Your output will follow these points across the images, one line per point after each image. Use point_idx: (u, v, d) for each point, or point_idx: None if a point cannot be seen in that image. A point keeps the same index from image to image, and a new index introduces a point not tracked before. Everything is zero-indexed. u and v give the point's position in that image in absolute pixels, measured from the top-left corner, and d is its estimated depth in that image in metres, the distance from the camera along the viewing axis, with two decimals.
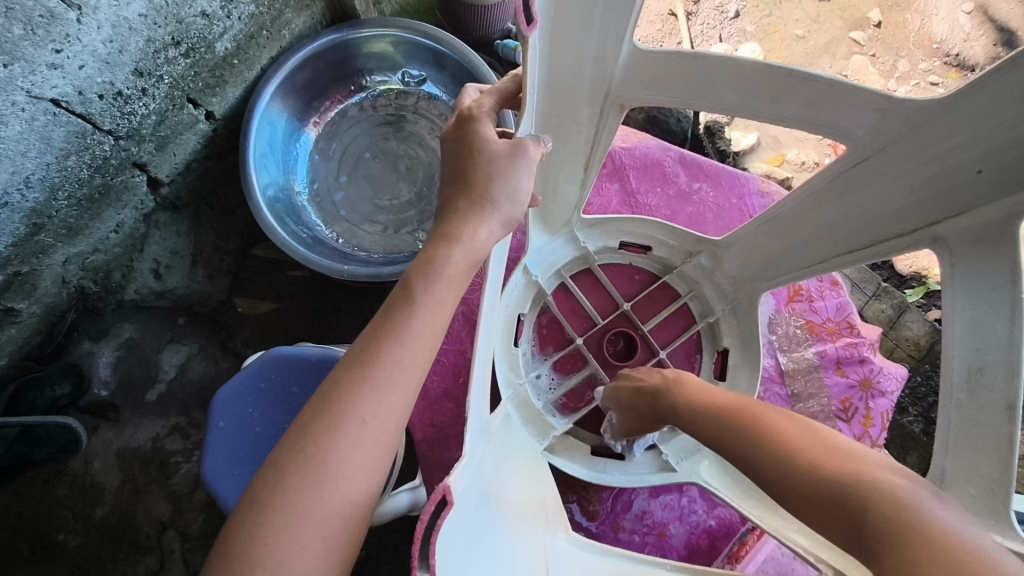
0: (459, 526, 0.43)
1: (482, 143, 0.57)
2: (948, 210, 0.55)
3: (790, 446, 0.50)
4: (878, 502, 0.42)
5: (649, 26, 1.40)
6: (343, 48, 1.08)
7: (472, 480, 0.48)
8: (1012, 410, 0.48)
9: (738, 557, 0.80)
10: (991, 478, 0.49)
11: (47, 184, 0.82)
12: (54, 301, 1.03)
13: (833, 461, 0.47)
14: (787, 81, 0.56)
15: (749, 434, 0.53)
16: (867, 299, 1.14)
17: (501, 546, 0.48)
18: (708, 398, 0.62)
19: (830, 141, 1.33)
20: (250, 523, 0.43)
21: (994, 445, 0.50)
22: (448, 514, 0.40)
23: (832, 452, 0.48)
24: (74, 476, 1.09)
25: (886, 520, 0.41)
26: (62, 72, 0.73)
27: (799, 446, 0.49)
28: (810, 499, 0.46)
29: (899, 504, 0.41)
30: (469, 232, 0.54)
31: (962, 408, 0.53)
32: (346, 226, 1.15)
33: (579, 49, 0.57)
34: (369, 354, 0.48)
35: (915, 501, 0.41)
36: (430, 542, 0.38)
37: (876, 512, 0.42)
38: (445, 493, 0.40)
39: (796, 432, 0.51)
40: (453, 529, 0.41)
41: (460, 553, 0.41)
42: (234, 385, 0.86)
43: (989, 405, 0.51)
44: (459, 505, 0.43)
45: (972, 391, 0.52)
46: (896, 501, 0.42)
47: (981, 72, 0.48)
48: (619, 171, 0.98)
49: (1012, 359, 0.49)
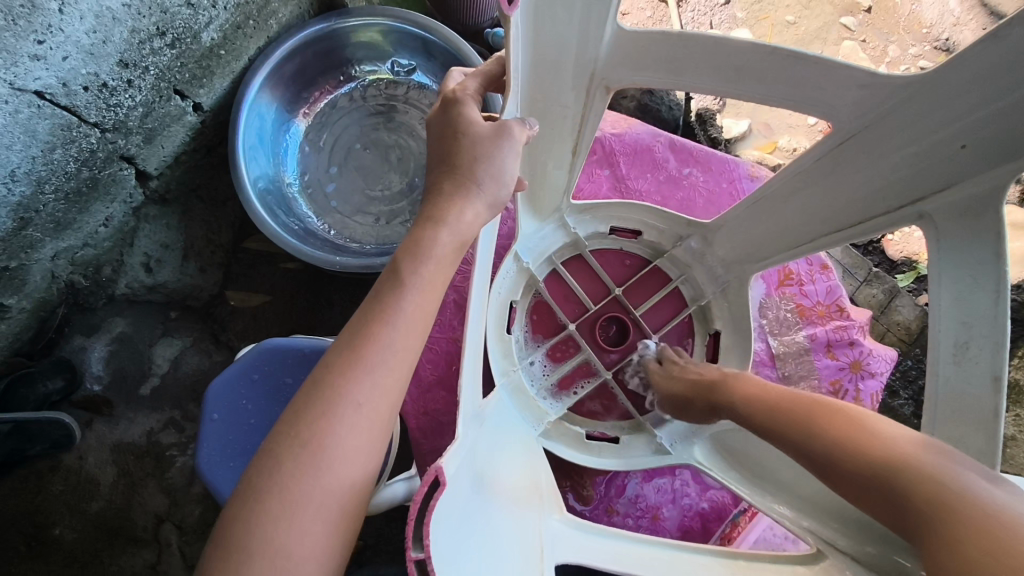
0: (454, 505, 0.43)
1: (467, 126, 0.57)
2: (933, 186, 0.55)
3: (832, 434, 0.49)
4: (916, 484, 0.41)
5: (639, 13, 1.39)
6: (332, 37, 1.07)
7: (465, 463, 0.49)
8: (997, 380, 0.49)
9: (730, 538, 0.81)
10: (978, 449, 0.50)
11: (33, 177, 0.82)
12: (44, 296, 1.03)
13: (873, 446, 0.46)
14: (773, 60, 0.55)
15: (799, 428, 0.53)
16: (858, 284, 1.15)
17: (495, 529, 0.48)
18: (767, 390, 0.61)
19: (824, 125, 1.33)
20: (248, 510, 0.42)
21: (980, 416, 0.50)
22: (440, 494, 0.40)
23: (872, 436, 0.46)
24: (69, 471, 1.09)
25: (927, 503, 0.40)
26: (45, 63, 0.72)
27: (836, 438, 0.49)
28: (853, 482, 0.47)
29: (934, 482, 0.40)
30: (456, 214, 0.54)
31: (948, 381, 0.53)
32: (337, 217, 1.14)
33: (562, 30, 0.57)
34: (360, 338, 0.48)
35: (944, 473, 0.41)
36: (424, 523, 0.38)
37: (919, 494, 0.41)
38: (437, 474, 0.40)
39: (840, 414, 0.50)
40: (446, 509, 0.41)
41: (454, 531, 0.42)
42: (225, 377, 0.86)
43: (976, 377, 0.51)
44: (453, 485, 0.44)
45: (958, 364, 0.52)
46: (934, 482, 0.40)
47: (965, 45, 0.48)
48: (608, 157, 0.98)
49: (997, 333, 0.50)
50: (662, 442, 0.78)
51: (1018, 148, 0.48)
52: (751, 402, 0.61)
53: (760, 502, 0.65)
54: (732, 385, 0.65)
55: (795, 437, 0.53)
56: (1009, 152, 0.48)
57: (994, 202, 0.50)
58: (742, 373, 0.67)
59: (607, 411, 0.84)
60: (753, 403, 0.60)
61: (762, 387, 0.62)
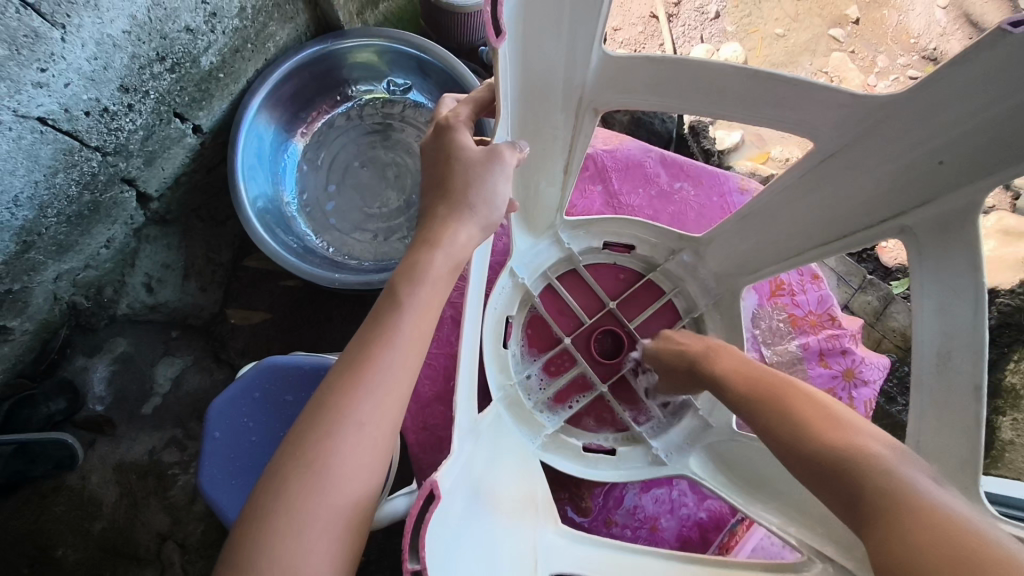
0: (449, 517, 0.44)
1: (459, 150, 0.58)
2: (914, 201, 0.57)
3: (797, 416, 0.52)
4: (868, 474, 0.43)
5: (631, 29, 1.42)
6: (327, 59, 1.09)
7: (461, 478, 0.50)
8: (978, 390, 0.51)
9: (728, 548, 0.81)
10: (961, 457, 0.52)
11: (36, 202, 0.83)
12: (47, 317, 1.04)
13: (833, 433, 0.48)
14: (755, 82, 0.57)
15: (768, 407, 0.56)
16: (853, 291, 1.17)
17: (491, 541, 0.49)
18: (751, 367, 0.63)
19: (809, 146, 1.36)
20: (253, 531, 0.43)
21: (963, 426, 0.52)
22: (436, 506, 0.41)
23: (837, 424, 0.49)
24: (71, 491, 1.09)
25: (876, 490, 0.42)
26: (48, 90, 0.74)
27: (802, 421, 0.51)
28: (817, 469, 0.47)
29: (887, 476, 0.42)
30: (450, 237, 0.56)
31: (933, 392, 0.55)
32: (336, 234, 1.16)
33: (551, 55, 0.59)
34: (359, 358, 0.50)
35: (896, 469, 0.43)
36: (419, 534, 0.40)
37: (868, 483, 0.43)
38: (433, 487, 0.42)
39: (809, 403, 0.53)
40: (441, 520, 0.42)
41: (450, 543, 0.43)
42: (228, 395, 0.87)
43: (956, 389, 0.53)
44: (448, 500, 0.45)
45: (941, 375, 0.54)
46: (882, 474, 0.43)
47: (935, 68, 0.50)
48: (600, 173, 1.00)
49: (976, 342, 0.51)
50: (657, 454, 0.79)
51: (992, 164, 0.50)
52: (731, 375, 0.63)
53: (751, 509, 0.66)
54: (717, 361, 0.67)
55: (762, 412, 0.56)
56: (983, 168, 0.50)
57: (969, 217, 0.52)
58: (727, 348, 0.69)
59: (600, 425, 0.84)
60: (734, 376, 0.63)
61: (747, 364, 0.64)
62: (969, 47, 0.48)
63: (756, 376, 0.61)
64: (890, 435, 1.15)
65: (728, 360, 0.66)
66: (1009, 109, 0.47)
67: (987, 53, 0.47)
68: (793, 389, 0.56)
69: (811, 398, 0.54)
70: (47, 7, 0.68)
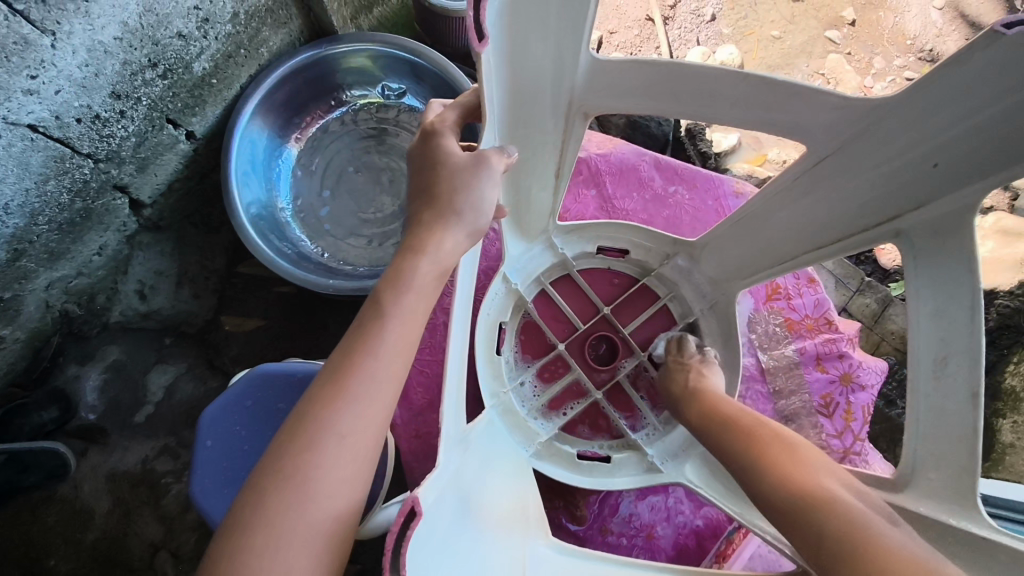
0: (434, 532, 0.43)
1: (446, 156, 0.58)
2: (908, 204, 0.56)
3: (765, 457, 0.52)
4: (832, 519, 0.44)
5: (627, 32, 1.42)
6: (320, 64, 1.08)
7: (448, 487, 0.49)
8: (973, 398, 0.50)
9: (725, 556, 0.79)
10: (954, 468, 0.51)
11: (26, 210, 0.83)
12: (38, 326, 1.02)
13: (798, 476, 0.49)
14: (748, 86, 0.56)
15: (740, 446, 0.56)
16: (851, 294, 1.16)
17: (480, 552, 0.49)
18: (724, 406, 0.64)
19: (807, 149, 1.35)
20: (233, 545, 0.42)
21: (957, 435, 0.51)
22: (416, 523, 0.40)
23: (802, 467, 0.49)
24: (63, 502, 1.08)
25: (839, 537, 0.42)
26: (38, 97, 0.74)
27: (770, 462, 0.52)
28: (784, 513, 0.47)
29: (850, 521, 0.43)
30: (436, 244, 0.55)
31: None
32: (331, 240, 1.15)
33: (540, 59, 0.59)
34: (343, 367, 0.49)
35: (858, 514, 0.43)
36: (399, 554, 0.38)
37: (831, 529, 0.43)
38: (413, 504, 0.40)
39: (776, 443, 0.54)
40: (424, 537, 0.41)
41: (435, 558, 0.42)
42: (220, 404, 0.86)
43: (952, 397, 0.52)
44: (432, 512, 0.44)
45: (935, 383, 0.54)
46: (844, 520, 0.43)
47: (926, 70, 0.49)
48: (594, 177, 0.99)
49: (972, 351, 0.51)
50: (653, 461, 0.78)
51: (988, 166, 0.49)
52: (706, 412, 0.65)
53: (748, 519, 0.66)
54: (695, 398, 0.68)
55: (732, 455, 0.56)
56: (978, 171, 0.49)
57: (966, 220, 0.51)
58: (705, 383, 0.70)
59: (595, 432, 0.84)
60: (709, 416, 0.64)
61: (722, 403, 0.65)
62: (960, 50, 0.47)
63: (729, 415, 0.62)
64: (889, 439, 1.14)
65: (707, 394, 0.68)
66: (1000, 112, 0.47)
67: (978, 56, 0.46)
68: (762, 428, 0.57)
69: (778, 438, 0.55)
70: (37, 14, 0.67)
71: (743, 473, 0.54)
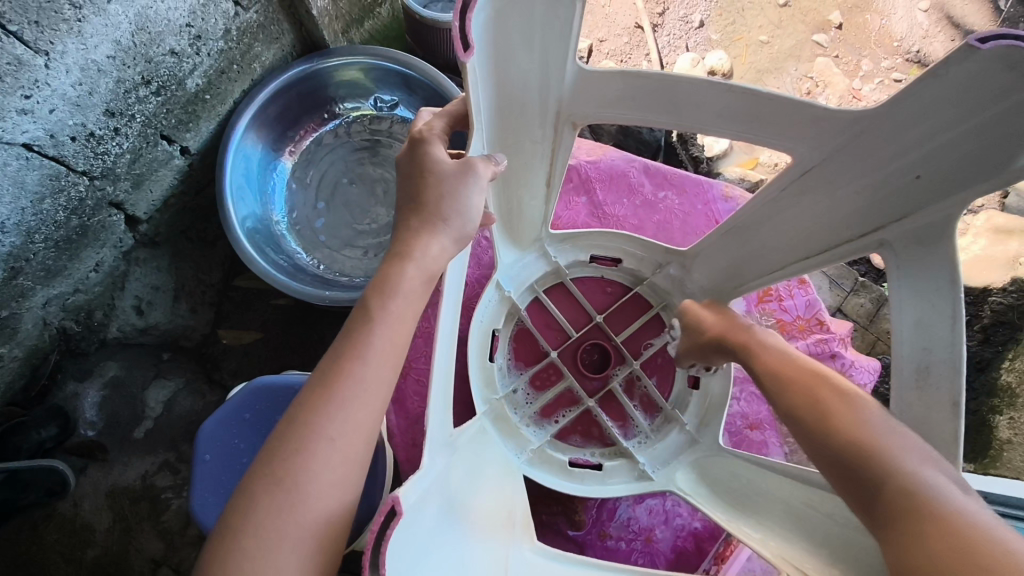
0: (414, 534, 0.44)
1: (433, 164, 0.59)
2: (891, 215, 0.58)
3: (823, 405, 0.52)
4: (898, 479, 0.43)
5: (616, 40, 1.44)
6: (314, 77, 1.09)
7: (430, 493, 0.49)
8: (956, 406, 0.51)
9: (724, 557, 0.80)
10: None
11: (23, 228, 0.83)
12: (36, 344, 1.03)
13: (857, 428, 0.48)
14: (732, 97, 0.58)
15: (796, 387, 0.55)
16: (845, 294, 1.17)
17: (462, 557, 0.49)
18: (781, 347, 0.62)
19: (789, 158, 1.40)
20: (224, 551, 0.43)
21: (941, 439, 0.52)
22: (397, 523, 0.40)
23: (862, 419, 0.49)
24: (63, 519, 1.08)
25: (904, 499, 0.42)
26: (32, 117, 0.75)
27: (827, 410, 0.51)
28: (842, 463, 0.47)
29: (916, 485, 0.42)
30: (422, 249, 0.56)
31: (913, 406, 0.55)
32: (327, 252, 1.16)
33: (526, 70, 0.60)
34: (331, 375, 0.49)
35: (924, 477, 0.43)
36: (379, 556, 0.39)
37: (894, 489, 0.43)
38: (394, 503, 0.41)
39: (834, 390, 0.53)
40: (404, 536, 0.42)
41: (416, 560, 0.43)
42: (217, 418, 0.86)
43: (936, 402, 0.53)
44: (412, 514, 0.44)
45: (920, 390, 0.54)
46: (910, 482, 0.43)
47: (908, 84, 0.51)
48: (585, 185, 1.00)
49: (954, 357, 0.52)
50: (644, 469, 0.78)
51: (966, 178, 0.51)
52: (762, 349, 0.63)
53: (722, 518, 0.67)
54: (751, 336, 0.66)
55: (788, 396, 0.55)
56: (961, 182, 0.51)
57: (946, 233, 0.53)
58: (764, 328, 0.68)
59: (587, 440, 0.84)
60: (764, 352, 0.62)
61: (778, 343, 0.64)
62: (937, 63, 0.48)
63: (783, 355, 0.60)
64: None
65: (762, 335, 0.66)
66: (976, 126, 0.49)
67: (955, 69, 0.47)
68: (819, 374, 0.56)
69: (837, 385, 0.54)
70: (30, 35, 0.68)
71: (798, 414, 0.53)
